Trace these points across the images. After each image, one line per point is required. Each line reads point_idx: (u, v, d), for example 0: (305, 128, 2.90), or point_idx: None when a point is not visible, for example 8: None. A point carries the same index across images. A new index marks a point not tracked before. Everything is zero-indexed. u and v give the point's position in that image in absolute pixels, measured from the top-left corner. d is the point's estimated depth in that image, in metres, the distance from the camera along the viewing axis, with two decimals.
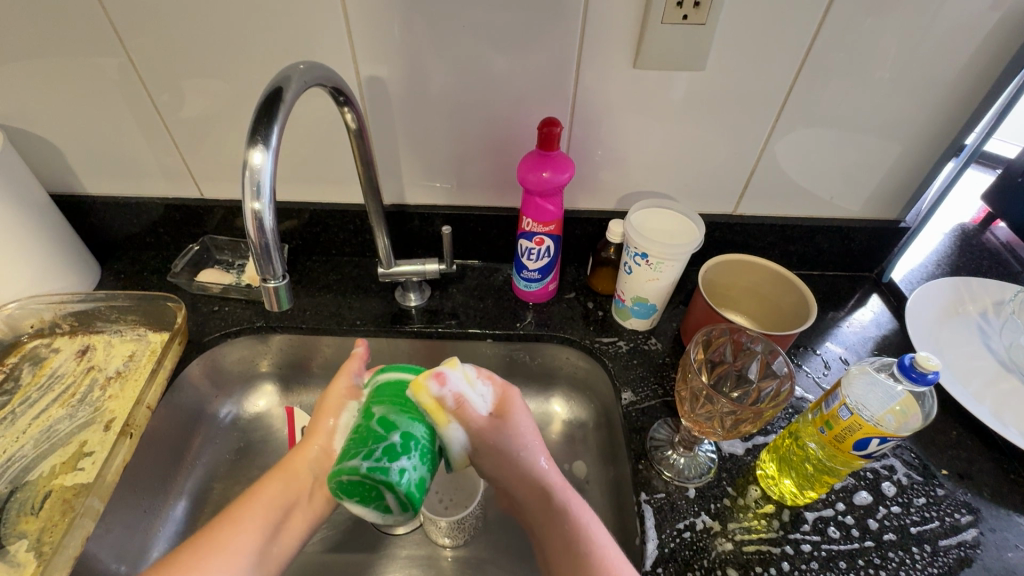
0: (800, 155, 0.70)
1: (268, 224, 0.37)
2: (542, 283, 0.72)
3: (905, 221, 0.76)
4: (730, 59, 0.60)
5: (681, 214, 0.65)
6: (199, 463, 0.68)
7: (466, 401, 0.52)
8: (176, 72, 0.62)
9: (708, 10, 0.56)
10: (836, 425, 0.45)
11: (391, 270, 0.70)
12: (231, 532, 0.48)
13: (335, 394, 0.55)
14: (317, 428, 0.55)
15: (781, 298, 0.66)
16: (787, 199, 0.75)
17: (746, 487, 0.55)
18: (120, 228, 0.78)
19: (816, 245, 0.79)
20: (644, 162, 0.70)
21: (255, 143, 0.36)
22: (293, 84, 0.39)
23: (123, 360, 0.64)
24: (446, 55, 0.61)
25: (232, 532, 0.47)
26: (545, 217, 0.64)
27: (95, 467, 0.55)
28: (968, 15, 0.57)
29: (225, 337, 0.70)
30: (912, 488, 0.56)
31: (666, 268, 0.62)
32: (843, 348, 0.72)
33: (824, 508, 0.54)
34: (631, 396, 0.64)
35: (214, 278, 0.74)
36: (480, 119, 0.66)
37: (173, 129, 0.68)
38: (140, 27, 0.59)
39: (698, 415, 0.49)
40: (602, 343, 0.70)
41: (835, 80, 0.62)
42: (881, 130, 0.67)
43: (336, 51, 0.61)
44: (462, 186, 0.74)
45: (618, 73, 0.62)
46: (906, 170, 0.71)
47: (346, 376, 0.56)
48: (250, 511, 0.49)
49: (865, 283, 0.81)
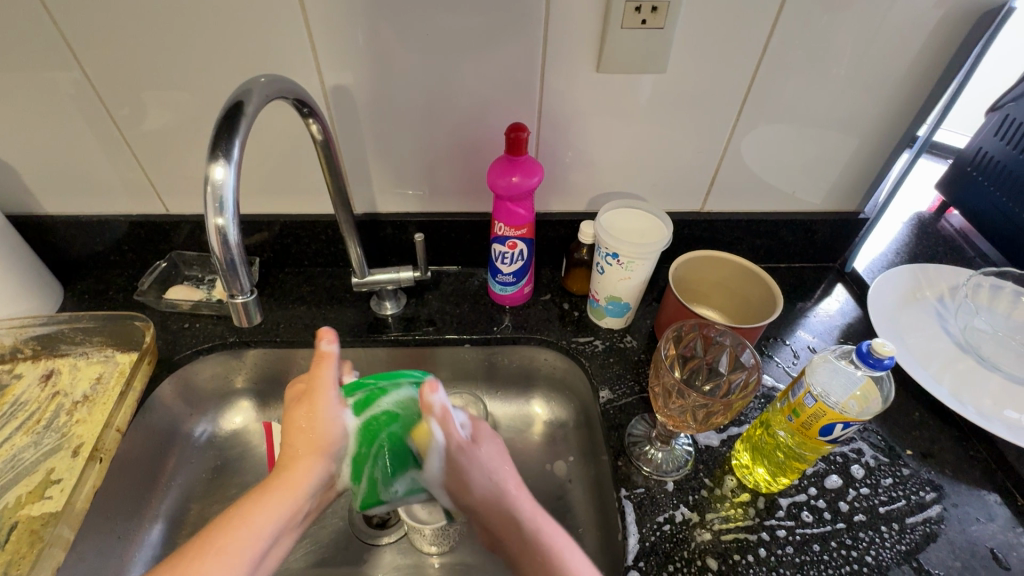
0: (761, 150, 0.72)
1: (234, 240, 0.37)
2: (517, 286, 0.73)
3: (864, 212, 0.79)
4: (690, 60, 0.62)
5: (650, 213, 0.66)
6: (174, 484, 0.67)
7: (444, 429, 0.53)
8: (135, 85, 0.61)
9: (665, 14, 0.58)
10: (804, 413, 0.46)
11: (365, 279, 0.69)
12: (241, 532, 0.43)
13: (324, 401, 0.51)
14: (308, 434, 0.50)
15: (748, 291, 0.68)
16: (752, 195, 0.77)
17: (722, 477, 0.57)
18: (83, 247, 0.76)
19: (781, 239, 0.81)
20: (611, 164, 0.72)
21: (216, 158, 0.35)
22: (254, 96, 0.39)
23: (90, 384, 0.62)
24: (411, 64, 0.61)
25: (240, 536, 0.43)
26: (517, 221, 0.65)
27: (64, 494, 0.53)
28: (910, 13, 0.60)
29: (198, 354, 0.69)
30: (880, 469, 0.58)
31: (637, 267, 0.63)
32: (811, 337, 0.74)
33: (797, 493, 0.55)
34: (609, 394, 0.65)
35: (184, 294, 0.72)
36: (448, 125, 0.66)
37: (133, 143, 0.66)
38: (95, 42, 0.58)
39: (670, 409, 0.50)
40: (579, 343, 0.71)
41: (790, 78, 0.64)
42: (837, 124, 0.69)
43: (299, 61, 0.60)
44: (434, 193, 0.74)
45: (582, 77, 0.63)
46: (862, 163, 0.74)
47: (328, 375, 0.52)
48: (254, 515, 0.45)
49: (830, 273, 0.84)
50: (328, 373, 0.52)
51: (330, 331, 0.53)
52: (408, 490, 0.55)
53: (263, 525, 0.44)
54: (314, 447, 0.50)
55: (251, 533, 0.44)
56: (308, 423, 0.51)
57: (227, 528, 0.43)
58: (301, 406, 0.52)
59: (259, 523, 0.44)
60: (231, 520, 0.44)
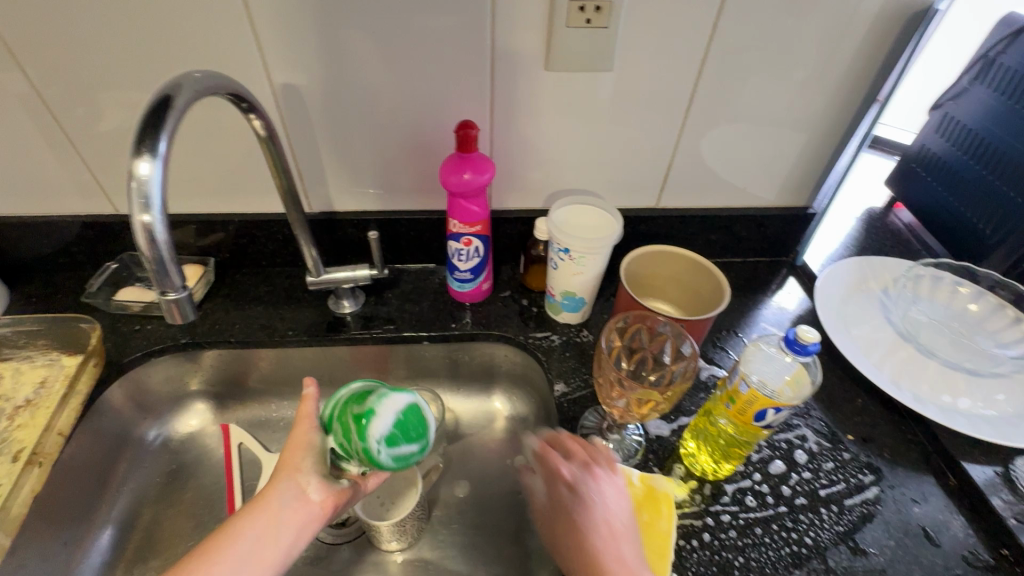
0: (710, 148, 0.74)
1: (162, 237, 0.36)
2: (475, 283, 0.73)
3: (813, 207, 0.82)
4: (637, 58, 0.63)
5: (602, 208, 0.67)
6: (125, 488, 0.66)
7: (578, 466, 0.50)
8: (75, 81, 0.60)
9: (609, 14, 0.59)
10: (739, 399, 0.47)
11: (321, 278, 0.69)
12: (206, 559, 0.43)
13: (301, 426, 0.51)
14: (286, 456, 0.50)
15: (700, 285, 0.69)
16: (704, 192, 0.79)
17: (671, 466, 0.58)
18: (29, 249, 0.74)
19: (735, 234, 0.83)
20: (565, 161, 0.73)
21: (141, 154, 0.35)
22: (184, 90, 0.38)
23: (33, 388, 0.60)
24: (360, 59, 0.61)
25: (214, 551, 0.44)
26: (471, 218, 0.65)
27: (2, 501, 0.51)
28: (845, 14, 0.62)
29: (148, 356, 0.67)
30: (821, 453, 0.60)
31: (589, 262, 0.64)
32: (761, 329, 0.76)
33: (742, 479, 0.57)
34: (564, 387, 0.66)
35: (135, 296, 0.71)
36: (402, 122, 0.67)
37: (78, 141, 0.65)
38: (33, 36, 0.56)
39: (615, 400, 0.52)
40: (536, 338, 0.72)
41: (734, 76, 0.66)
42: (784, 121, 0.71)
43: (246, 59, 0.60)
44: (391, 191, 0.74)
45: (532, 74, 0.64)
46: (809, 159, 0.76)
47: (304, 407, 0.52)
48: (231, 530, 0.45)
49: (783, 267, 0.86)
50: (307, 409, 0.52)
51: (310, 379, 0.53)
52: (388, 436, 0.46)
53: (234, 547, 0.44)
54: (287, 459, 0.49)
55: (226, 547, 0.44)
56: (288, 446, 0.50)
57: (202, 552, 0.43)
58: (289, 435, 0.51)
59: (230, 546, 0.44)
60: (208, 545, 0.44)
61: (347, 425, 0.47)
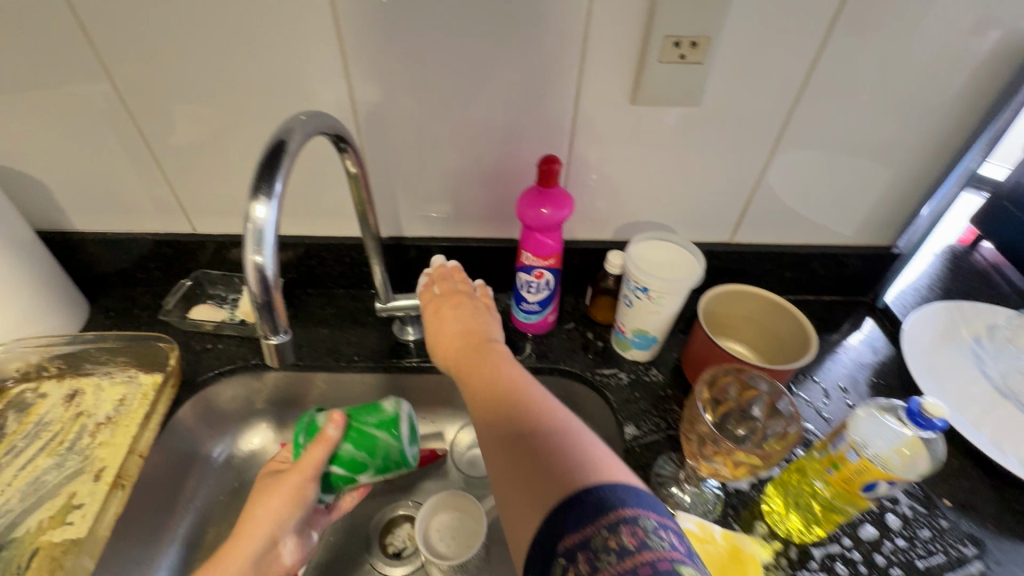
0: (792, 183, 0.71)
1: (271, 278, 0.36)
2: (541, 315, 0.72)
3: (897, 246, 0.77)
4: (726, 93, 0.61)
5: (679, 245, 0.65)
6: (192, 505, 0.66)
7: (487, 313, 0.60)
8: (171, 107, 0.62)
9: (705, 50, 0.57)
10: (845, 468, 0.44)
11: (389, 305, 0.68)
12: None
13: (298, 478, 0.53)
14: (273, 507, 0.52)
15: (780, 327, 0.66)
16: (782, 227, 0.76)
17: (752, 523, 0.55)
18: (109, 263, 0.76)
19: (811, 271, 0.80)
20: (640, 193, 0.71)
21: (258, 197, 0.35)
22: (296, 134, 0.39)
23: (113, 405, 0.62)
24: (444, 91, 0.61)
25: None
26: (545, 252, 0.64)
27: (87, 521, 0.53)
28: (954, 52, 0.59)
29: (219, 376, 0.68)
30: (916, 520, 0.56)
31: (666, 302, 0.62)
32: (839, 375, 0.72)
33: (831, 543, 0.53)
34: (634, 430, 0.64)
35: (207, 314, 0.73)
36: (480, 152, 0.66)
37: (165, 163, 0.67)
38: (136, 65, 0.59)
39: (713, 461, 0.47)
40: (603, 375, 0.70)
41: (826, 112, 0.64)
42: (874, 158, 0.68)
43: (335, 88, 0.61)
44: (460, 218, 0.73)
45: (615, 108, 0.62)
46: (897, 197, 0.72)
47: (316, 456, 0.53)
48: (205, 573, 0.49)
49: (860, 307, 0.82)
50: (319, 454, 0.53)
51: (339, 417, 0.55)
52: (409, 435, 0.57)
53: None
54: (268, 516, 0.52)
55: None
56: (275, 497, 0.52)
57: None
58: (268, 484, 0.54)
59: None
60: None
61: (370, 437, 0.55)
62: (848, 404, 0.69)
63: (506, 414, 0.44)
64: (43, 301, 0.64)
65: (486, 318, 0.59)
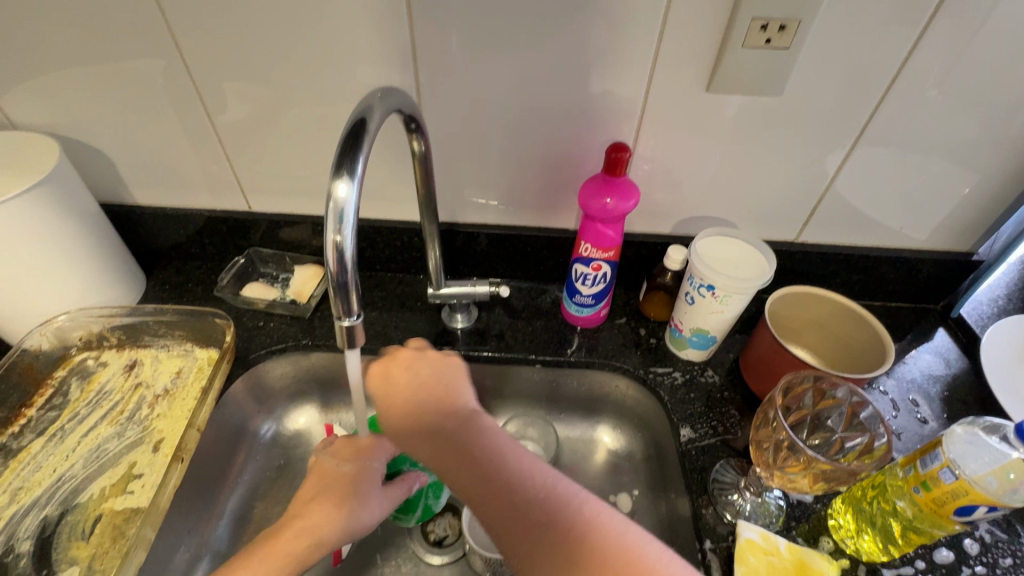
0: (870, 181, 0.66)
1: (349, 257, 0.37)
2: (594, 308, 0.70)
3: (978, 253, 0.72)
4: (810, 82, 0.58)
5: (749, 243, 0.62)
6: (241, 480, 0.67)
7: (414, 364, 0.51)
8: (234, 81, 0.61)
9: (793, 34, 0.53)
10: (936, 488, 0.43)
11: (440, 291, 0.67)
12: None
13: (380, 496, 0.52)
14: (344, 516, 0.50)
15: (849, 334, 0.63)
16: (853, 228, 0.71)
17: (817, 539, 0.52)
18: (166, 237, 0.77)
19: (880, 276, 0.75)
20: (704, 186, 0.68)
21: (340, 175, 0.36)
22: (375, 113, 0.39)
23: (171, 377, 0.63)
24: (511, 74, 0.59)
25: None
26: (605, 243, 0.62)
27: (147, 491, 0.54)
28: None
29: (271, 354, 0.69)
30: (997, 546, 0.52)
31: (733, 302, 0.59)
32: (907, 388, 0.68)
33: (903, 565, 0.50)
34: (690, 433, 0.61)
35: (260, 292, 0.73)
36: (541, 137, 0.64)
37: (225, 139, 0.67)
38: (204, 41, 0.58)
39: (790, 473, 0.46)
40: (656, 374, 0.67)
41: (920, 105, 0.59)
42: (966, 158, 0.63)
43: (400, 68, 0.59)
44: (515, 206, 0.72)
45: (689, 95, 0.59)
46: (985, 201, 0.67)
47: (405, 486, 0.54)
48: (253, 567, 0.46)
49: (931, 316, 0.77)
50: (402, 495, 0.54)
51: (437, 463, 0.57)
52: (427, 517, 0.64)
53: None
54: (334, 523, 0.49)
55: None
56: (348, 505, 0.50)
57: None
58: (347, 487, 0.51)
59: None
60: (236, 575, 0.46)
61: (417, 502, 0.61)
62: (919, 418, 0.65)
63: (512, 512, 0.39)
64: (93, 272, 0.63)
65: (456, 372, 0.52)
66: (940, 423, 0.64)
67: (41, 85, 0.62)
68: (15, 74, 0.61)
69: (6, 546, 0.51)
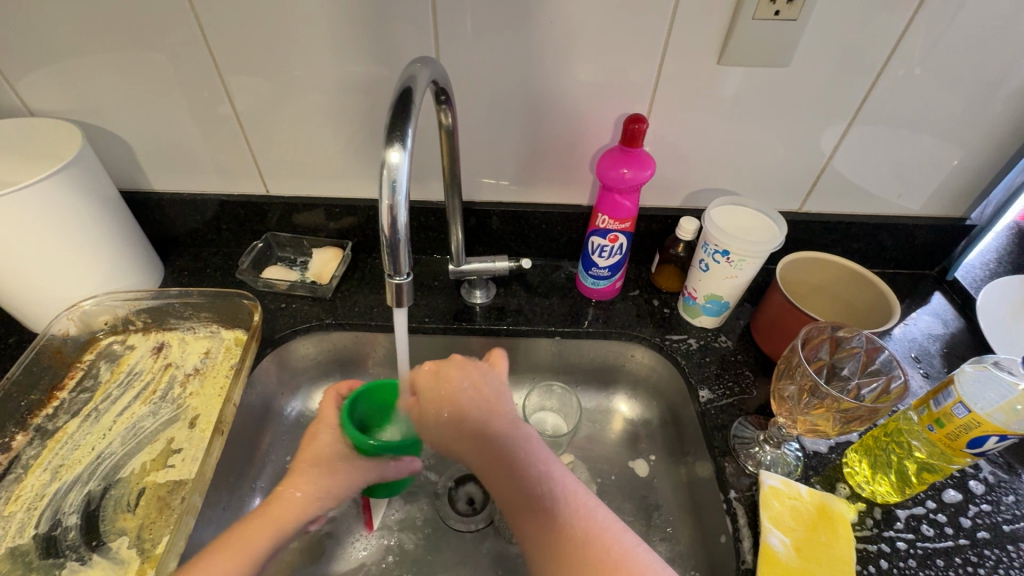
0: (871, 153, 0.69)
1: (402, 220, 0.39)
2: (610, 280, 0.72)
3: (971, 218, 0.76)
4: (817, 54, 0.60)
5: (761, 212, 0.64)
6: (270, 459, 0.68)
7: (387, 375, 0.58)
8: (253, 65, 0.61)
9: (800, 6, 0.56)
10: (950, 423, 0.47)
11: (461, 267, 0.69)
12: (236, 548, 0.48)
13: (319, 461, 0.55)
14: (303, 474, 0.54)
15: (854, 295, 0.66)
16: (854, 198, 0.74)
17: (834, 485, 0.55)
18: (183, 224, 0.78)
19: (879, 243, 0.79)
20: (712, 160, 0.70)
21: (393, 142, 0.38)
22: (419, 84, 0.41)
23: (200, 357, 0.64)
24: (526, 52, 0.60)
25: (222, 555, 0.47)
26: (622, 214, 0.64)
27: (188, 464, 0.56)
28: None
29: (295, 334, 0.70)
30: (1000, 486, 0.56)
31: (747, 266, 0.61)
32: (908, 348, 0.72)
33: (915, 506, 0.54)
34: (708, 394, 0.64)
35: (281, 275, 0.73)
36: (556, 114, 0.66)
37: (243, 124, 0.67)
38: (224, 25, 0.58)
39: (814, 415, 0.50)
40: (672, 341, 0.70)
41: (919, 78, 0.62)
42: (957, 131, 0.66)
43: (419, 47, 0.60)
44: (530, 184, 0.73)
45: (700, 69, 0.61)
46: (977, 170, 0.70)
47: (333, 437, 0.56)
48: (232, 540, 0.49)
49: (927, 282, 0.81)
50: (408, 470, 0.58)
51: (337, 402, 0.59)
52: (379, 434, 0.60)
53: (260, 547, 0.49)
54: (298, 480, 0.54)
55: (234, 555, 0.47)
56: (332, 469, 0.55)
57: (233, 543, 0.48)
58: (328, 456, 0.55)
59: (271, 518, 0.51)
60: (250, 520, 0.50)
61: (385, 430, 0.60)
62: (921, 373, 0.69)
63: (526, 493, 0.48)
64: (116, 255, 0.63)
65: (463, 391, 0.55)
66: (939, 377, 0.68)
67: (59, 69, 0.62)
68: (32, 58, 0.61)
69: (53, 521, 0.52)
